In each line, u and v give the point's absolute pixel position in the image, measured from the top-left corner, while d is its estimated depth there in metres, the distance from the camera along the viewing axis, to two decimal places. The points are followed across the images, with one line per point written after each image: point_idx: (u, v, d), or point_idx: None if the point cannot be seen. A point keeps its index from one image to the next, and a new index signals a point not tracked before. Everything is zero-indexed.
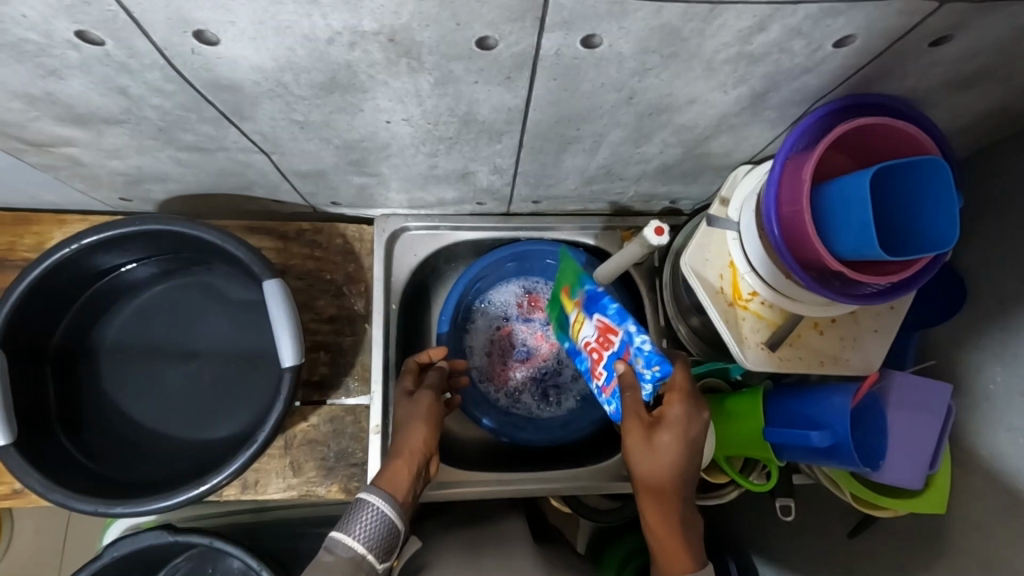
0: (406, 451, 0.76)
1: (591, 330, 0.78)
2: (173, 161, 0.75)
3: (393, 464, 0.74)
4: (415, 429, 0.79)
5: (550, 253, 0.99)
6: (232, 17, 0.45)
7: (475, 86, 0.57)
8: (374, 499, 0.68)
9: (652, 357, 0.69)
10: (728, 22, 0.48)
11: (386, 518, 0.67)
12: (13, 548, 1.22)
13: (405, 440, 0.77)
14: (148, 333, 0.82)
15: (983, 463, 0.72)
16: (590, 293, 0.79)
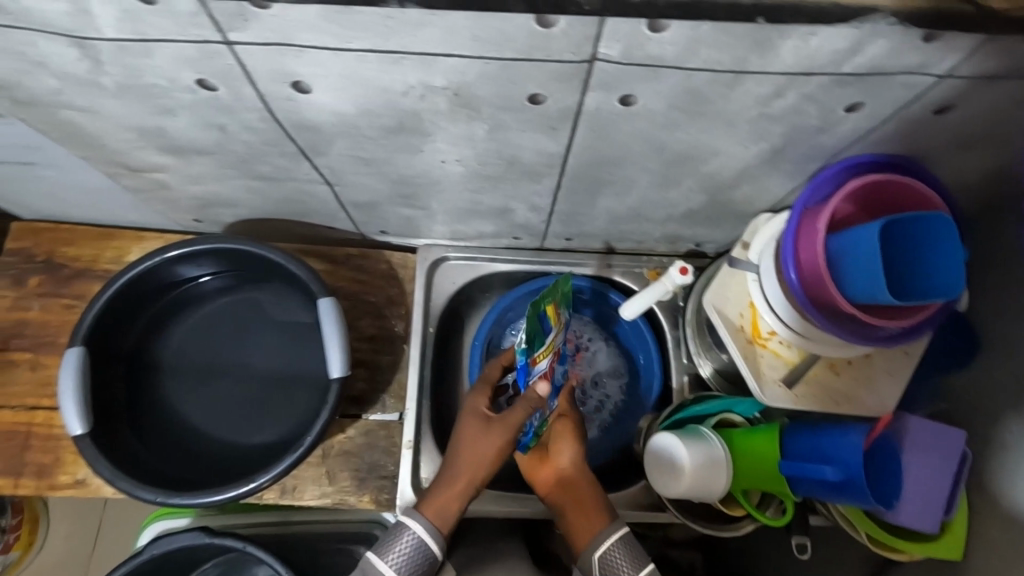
0: (461, 480, 0.76)
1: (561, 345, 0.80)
2: (247, 189, 0.84)
3: (444, 492, 0.76)
4: (478, 462, 0.77)
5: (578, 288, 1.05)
6: (325, 72, 0.54)
7: (522, 134, 0.64)
8: (411, 525, 0.73)
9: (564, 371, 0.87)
10: (751, 88, 0.54)
11: (421, 544, 0.72)
12: (46, 546, 1.29)
13: (464, 469, 0.77)
14: (208, 340, 0.90)
15: (1001, 510, 0.74)
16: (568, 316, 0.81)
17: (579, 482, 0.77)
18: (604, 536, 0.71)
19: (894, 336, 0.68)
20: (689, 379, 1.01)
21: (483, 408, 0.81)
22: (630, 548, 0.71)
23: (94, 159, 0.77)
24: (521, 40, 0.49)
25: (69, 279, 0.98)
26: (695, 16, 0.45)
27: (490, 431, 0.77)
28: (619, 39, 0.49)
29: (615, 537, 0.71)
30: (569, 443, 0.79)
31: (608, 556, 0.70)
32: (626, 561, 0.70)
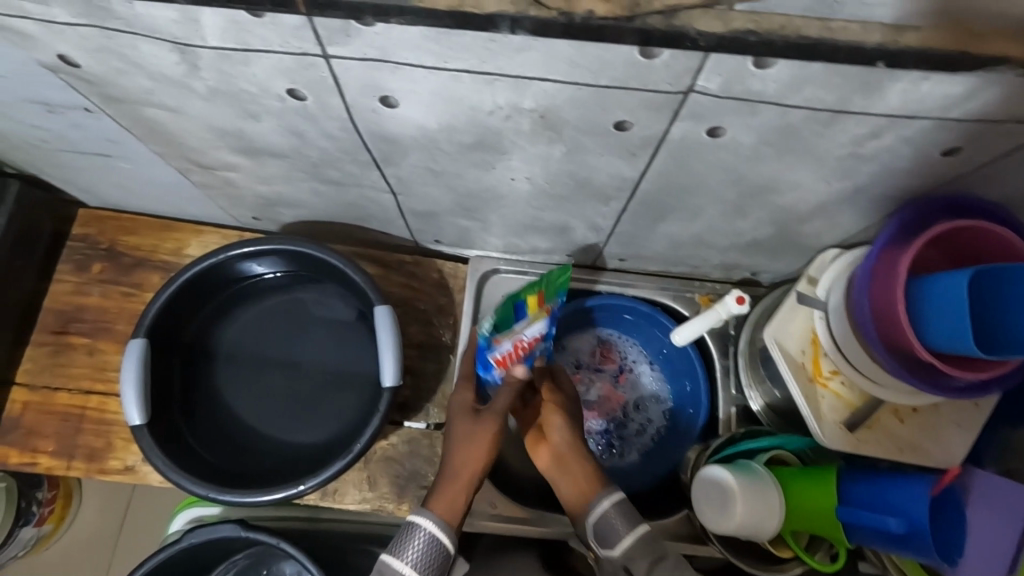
0: (462, 473, 0.75)
1: (536, 327, 0.84)
2: (312, 191, 0.85)
3: (448, 488, 0.74)
4: (471, 455, 0.76)
5: (629, 308, 1.03)
6: (416, 88, 0.54)
7: (600, 157, 0.64)
8: (421, 521, 0.70)
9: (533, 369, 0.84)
10: (847, 128, 0.53)
11: (434, 540, 0.69)
12: (76, 522, 1.31)
13: (464, 465, 0.75)
14: (262, 337, 0.91)
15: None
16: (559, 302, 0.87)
17: (573, 454, 0.76)
18: (598, 502, 0.70)
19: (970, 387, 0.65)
20: (736, 411, 0.98)
21: (468, 402, 0.80)
22: (624, 513, 0.69)
23: (169, 155, 0.79)
24: (619, 69, 0.48)
25: (129, 268, 1.00)
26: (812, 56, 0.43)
27: (480, 424, 0.77)
28: (721, 73, 0.48)
29: (609, 500, 0.70)
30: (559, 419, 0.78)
31: (603, 523, 0.69)
32: (623, 528, 0.68)
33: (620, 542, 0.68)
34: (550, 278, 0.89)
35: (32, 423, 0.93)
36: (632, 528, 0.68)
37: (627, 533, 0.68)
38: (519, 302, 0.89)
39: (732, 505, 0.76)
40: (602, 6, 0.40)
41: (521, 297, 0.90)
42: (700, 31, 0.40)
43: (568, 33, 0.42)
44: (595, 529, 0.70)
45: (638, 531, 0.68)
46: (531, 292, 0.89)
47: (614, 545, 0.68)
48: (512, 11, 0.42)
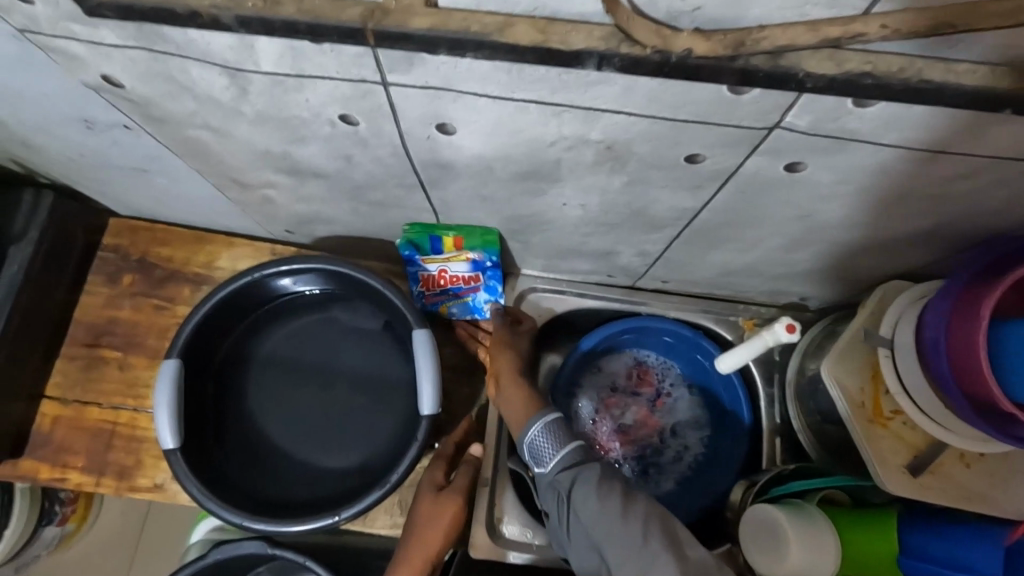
0: (417, 555, 0.77)
1: (462, 272, 0.90)
2: (351, 210, 0.82)
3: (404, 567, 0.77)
4: (430, 532, 0.78)
5: (670, 330, 0.99)
6: (478, 117, 0.51)
7: (663, 189, 0.60)
8: None
9: (477, 308, 0.96)
10: (941, 167, 0.49)
11: None
12: (99, 522, 1.27)
13: (417, 547, 0.77)
14: (296, 357, 0.89)
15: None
16: (490, 259, 0.88)
17: (511, 379, 0.82)
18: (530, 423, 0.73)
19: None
20: (780, 441, 0.94)
21: (437, 479, 0.83)
22: (555, 430, 0.71)
23: (208, 172, 0.77)
24: (701, 104, 0.45)
25: (162, 281, 0.98)
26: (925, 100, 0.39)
27: (441, 503, 0.79)
28: (813, 111, 0.44)
29: (538, 420, 0.72)
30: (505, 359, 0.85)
31: (536, 440, 0.71)
32: (552, 443, 0.70)
33: (549, 458, 0.69)
34: (476, 230, 0.84)
35: (63, 438, 0.92)
36: (561, 446, 0.69)
37: (555, 451, 0.69)
38: (434, 236, 0.85)
39: (781, 549, 0.71)
40: (701, 43, 0.37)
41: (438, 231, 0.85)
42: (808, 72, 0.38)
43: (660, 71, 0.40)
44: (532, 444, 0.71)
45: (567, 451, 0.69)
46: (451, 233, 0.85)
47: (545, 464, 0.69)
48: (600, 47, 0.39)
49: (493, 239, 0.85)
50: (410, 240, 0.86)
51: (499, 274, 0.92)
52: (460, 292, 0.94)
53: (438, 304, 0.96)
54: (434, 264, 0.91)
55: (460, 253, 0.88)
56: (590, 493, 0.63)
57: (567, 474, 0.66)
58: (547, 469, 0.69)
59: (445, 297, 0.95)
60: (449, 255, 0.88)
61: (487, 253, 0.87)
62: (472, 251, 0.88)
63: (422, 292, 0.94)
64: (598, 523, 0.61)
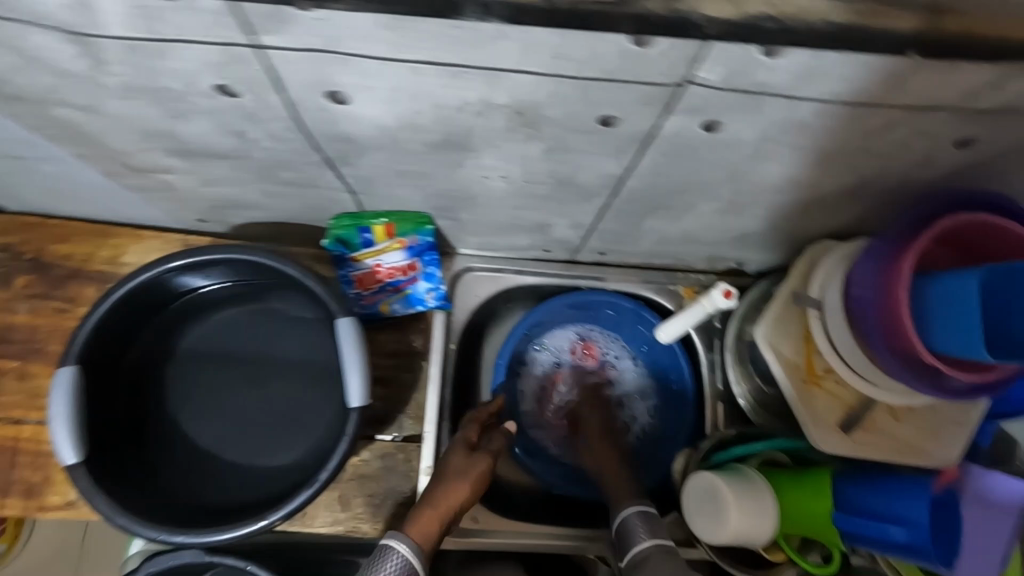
0: (438, 505, 0.78)
1: (398, 261, 0.86)
2: (263, 194, 0.75)
3: (423, 515, 0.77)
4: (461, 484, 0.81)
5: (612, 303, 0.98)
6: (373, 82, 0.46)
7: (584, 155, 0.57)
8: (397, 544, 0.72)
9: (419, 299, 0.90)
10: (859, 120, 0.47)
11: (407, 564, 0.72)
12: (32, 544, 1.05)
13: (445, 496, 0.79)
14: (218, 354, 0.83)
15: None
16: (425, 242, 0.84)
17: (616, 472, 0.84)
18: (625, 506, 0.76)
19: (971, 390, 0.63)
20: (723, 406, 0.94)
21: (470, 438, 0.87)
22: (650, 521, 0.73)
23: (93, 157, 0.69)
24: (609, 59, 0.42)
25: (62, 280, 0.89)
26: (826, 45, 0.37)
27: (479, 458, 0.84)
28: (725, 63, 0.41)
29: (637, 508, 0.75)
30: (593, 421, 0.93)
31: (630, 520, 0.74)
32: (648, 531, 0.72)
33: (642, 540, 0.71)
34: (403, 213, 0.81)
35: None
36: (654, 535, 0.71)
37: (647, 538, 0.71)
38: (362, 226, 0.82)
39: (723, 528, 0.72)
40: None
41: (366, 222, 0.81)
42: (709, 18, 0.38)
43: (552, 20, 0.38)
44: (623, 522, 0.74)
45: (660, 540, 0.70)
46: (379, 220, 0.81)
47: (634, 545, 0.71)
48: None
49: (425, 220, 0.82)
50: (337, 234, 0.82)
51: (437, 259, 0.88)
52: (399, 285, 0.89)
53: (377, 304, 0.90)
54: (369, 259, 0.86)
55: (392, 241, 0.84)
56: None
57: (656, 558, 0.68)
58: (634, 548, 0.71)
59: (383, 293, 0.89)
60: (381, 244, 0.84)
61: (420, 235, 0.84)
62: (405, 236, 0.84)
63: (358, 293, 0.89)
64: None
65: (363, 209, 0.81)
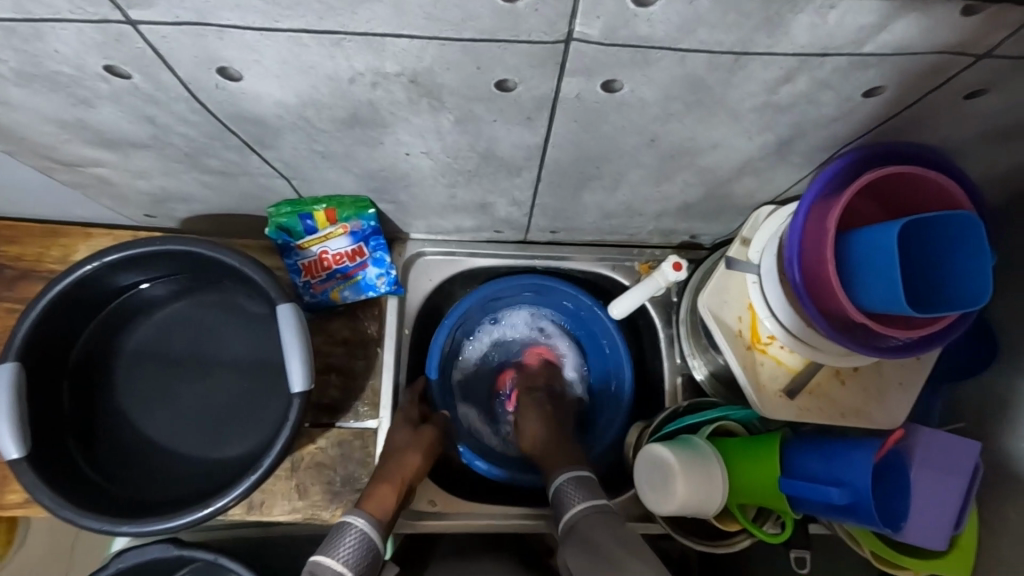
0: (392, 478, 0.80)
1: (343, 248, 0.86)
2: (197, 183, 0.75)
3: (379, 491, 0.78)
4: (410, 456, 0.84)
5: (570, 296, 0.99)
6: (257, 56, 0.46)
7: (496, 124, 0.56)
8: (355, 519, 0.73)
9: (370, 286, 0.90)
10: (754, 73, 0.46)
11: (365, 537, 0.73)
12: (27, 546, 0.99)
13: (396, 469, 0.82)
14: (168, 348, 0.84)
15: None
16: (370, 227, 0.85)
17: (557, 451, 0.87)
18: (560, 476, 0.80)
19: (908, 344, 0.62)
20: (682, 381, 0.93)
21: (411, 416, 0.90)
22: (583, 484, 0.77)
23: (20, 154, 0.69)
24: (483, 17, 0.41)
25: (14, 281, 0.90)
26: None
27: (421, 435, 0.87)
28: (600, 15, 0.41)
29: (570, 473, 0.79)
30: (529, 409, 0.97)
31: (563, 487, 0.78)
32: (580, 494, 0.76)
33: (575, 503, 0.75)
34: (343, 199, 0.81)
35: None
36: (586, 496, 0.75)
37: (581, 500, 0.75)
38: (303, 213, 0.82)
39: (666, 503, 0.72)
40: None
41: (305, 208, 0.81)
42: None
43: None
44: (557, 491, 0.78)
45: (591, 501, 0.75)
46: (319, 206, 0.81)
47: (568, 509, 0.75)
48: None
49: (364, 204, 0.81)
50: (279, 223, 0.82)
51: (384, 244, 0.88)
52: (348, 271, 0.89)
53: (327, 292, 0.89)
54: (314, 246, 0.86)
55: (335, 227, 0.84)
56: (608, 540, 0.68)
57: (586, 517, 0.72)
58: (569, 511, 0.74)
59: (333, 281, 0.90)
60: (324, 231, 0.84)
61: (363, 219, 0.84)
62: (348, 222, 0.84)
63: (307, 281, 0.89)
64: (601, 550, 0.66)
65: (302, 196, 0.81)
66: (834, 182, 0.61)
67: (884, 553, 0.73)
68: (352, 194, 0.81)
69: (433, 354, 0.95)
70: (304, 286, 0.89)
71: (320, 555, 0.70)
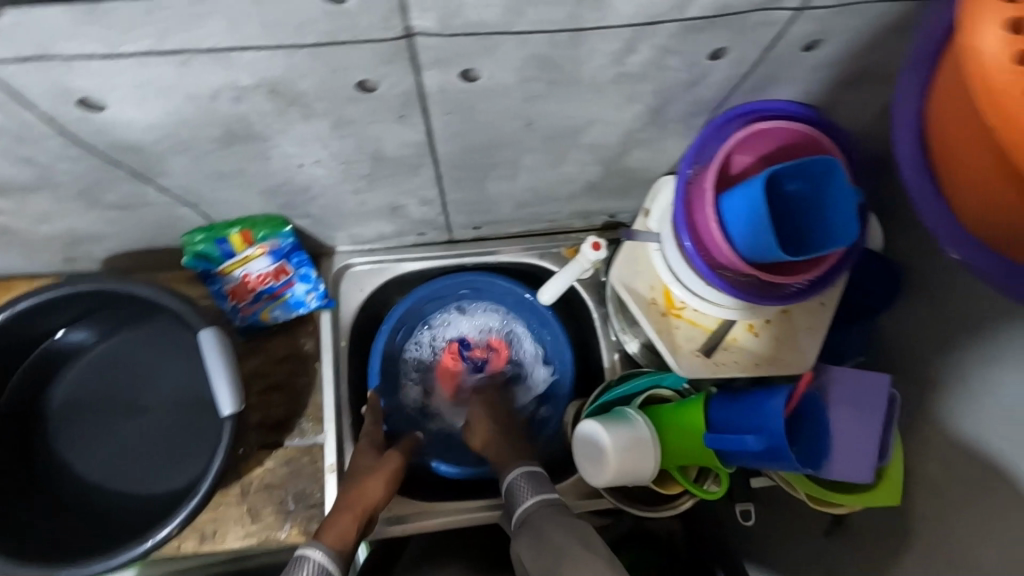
0: (353, 505, 0.79)
1: (265, 268, 0.86)
2: (103, 220, 0.76)
3: (340, 517, 0.77)
4: (373, 480, 0.83)
5: (503, 290, 1.00)
6: (111, 83, 0.47)
7: (374, 125, 0.58)
8: (312, 552, 0.72)
9: (299, 302, 0.90)
10: (597, 46, 0.49)
11: (323, 568, 0.72)
12: None
13: (357, 495, 0.80)
14: (99, 390, 0.84)
15: (945, 461, 0.71)
16: (289, 243, 0.85)
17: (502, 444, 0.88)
18: (511, 470, 0.80)
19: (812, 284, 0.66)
20: (621, 357, 0.95)
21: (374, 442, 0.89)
22: (535, 479, 0.78)
23: None
24: (318, 21, 0.42)
25: None
26: None
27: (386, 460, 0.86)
28: (429, 8, 0.42)
29: (522, 469, 0.79)
30: (481, 403, 0.96)
31: (514, 483, 0.78)
32: (532, 490, 0.76)
33: (528, 499, 0.76)
34: (256, 219, 0.82)
35: None
36: (538, 491, 0.76)
37: (532, 496, 0.75)
38: (219, 238, 0.82)
39: (602, 476, 0.75)
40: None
41: (220, 232, 0.81)
42: None
43: None
44: (510, 485, 0.78)
45: (543, 495, 0.75)
46: (233, 229, 0.82)
47: (521, 504, 0.75)
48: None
49: (280, 222, 0.83)
50: (195, 251, 0.82)
51: (307, 259, 0.88)
52: (275, 291, 0.89)
53: (257, 313, 0.90)
54: (236, 270, 0.86)
55: (254, 249, 0.84)
56: (560, 527, 0.69)
57: (538, 512, 0.73)
58: (522, 505, 0.75)
59: (261, 302, 0.89)
60: (242, 254, 0.84)
61: (281, 237, 0.84)
62: (266, 242, 0.84)
63: (236, 305, 0.89)
64: (553, 539, 0.67)
65: (216, 221, 0.81)
66: (716, 144, 0.65)
67: (818, 493, 0.76)
68: (265, 213, 0.82)
69: (374, 358, 0.95)
70: (234, 310, 0.89)
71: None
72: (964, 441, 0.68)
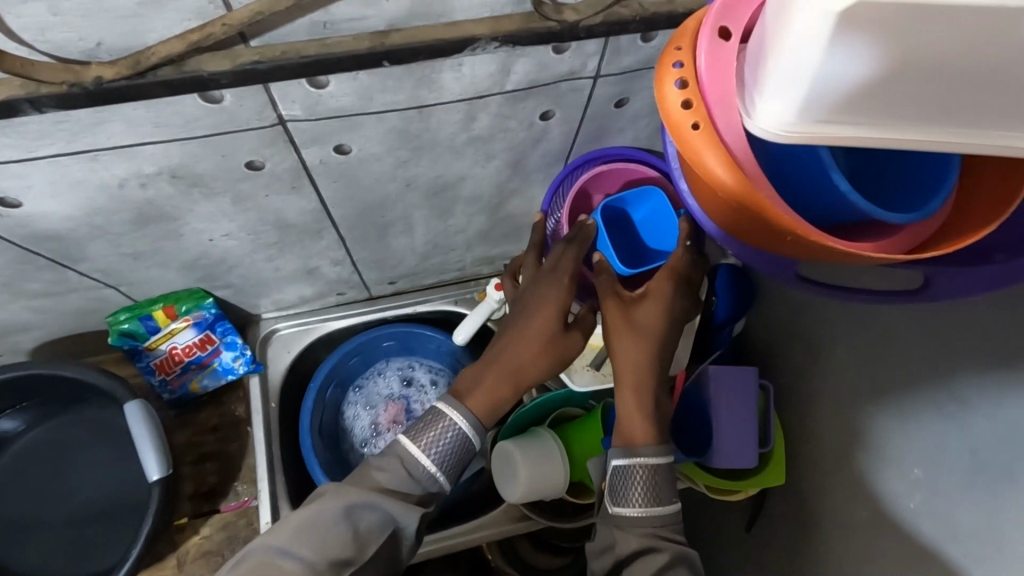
0: (510, 373, 0.68)
1: (190, 339, 0.90)
2: (28, 310, 0.81)
3: (484, 379, 0.68)
4: (523, 348, 0.68)
5: (429, 338, 1.06)
6: (27, 182, 0.55)
7: (270, 198, 0.67)
8: (450, 411, 0.65)
9: (227, 369, 0.95)
10: (442, 117, 0.60)
11: (458, 433, 0.65)
12: None
13: (515, 356, 0.68)
14: (27, 477, 0.85)
15: (807, 436, 0.81)
16: (213, 313, 0.90)
17: (646, 403, 0.65)
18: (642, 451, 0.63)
19: None
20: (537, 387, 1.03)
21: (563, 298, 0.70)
22: (654, 485, 0.62)
23: None
24: (202, 117, 0.52)
25: None
26: (327, 71, 0.49)
27: (555, 331, 0.69)
28: (295, 100, 0.53)
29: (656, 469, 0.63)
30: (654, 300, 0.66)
31: (629, 476, 0.62)
32: (644, 494, 0.62)
33: (633, 501, 0.61)
34: (179, 295, 0.88)
35: None
36: (650, 499, 0.61)
37: (641, 503, 0.61)
38: (143, 315, 0.87)
39: (516, 490, 0.81)
40: (109, 69, 0.45)
41: (144, 310, 0.87)
42: (214, 73, 0.47)
43: (95, 100, 0.46)
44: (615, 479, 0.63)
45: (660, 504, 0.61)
46: (156, 306, 0.87)
47: (627, 504, 0.62)
48: (24, 93, 0.45)
49: (200, 295, 0.89)
50: (121, 330, 0.87)
51: (232, 327, 0.93)
52: (203, 361, 0.93)
53: (186, 384, 0.94)
54: (162, 345, 0.91)
55: (178, 323, 0.89)
56: (651, 494, 0.62)
57: (644, 519, 0.61)
58: (626, 503, 0.62)
59: (188, 372, 0.94)
60: (166, 328, 0.88)
61: (204, 309, 0.89)
62: (189, 315, 0.89)
63: (164, 378, 0.94)
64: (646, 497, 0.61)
65: (141, 300, 0.87)
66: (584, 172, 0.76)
67: (714, 482, 0.84)
68: (187, 287, 0.88)
69: (305, 413, 0.98)
70: (162, 382, 0.94)
71: (361, 496, 0.61)
72: (822, 415, 0.79)
